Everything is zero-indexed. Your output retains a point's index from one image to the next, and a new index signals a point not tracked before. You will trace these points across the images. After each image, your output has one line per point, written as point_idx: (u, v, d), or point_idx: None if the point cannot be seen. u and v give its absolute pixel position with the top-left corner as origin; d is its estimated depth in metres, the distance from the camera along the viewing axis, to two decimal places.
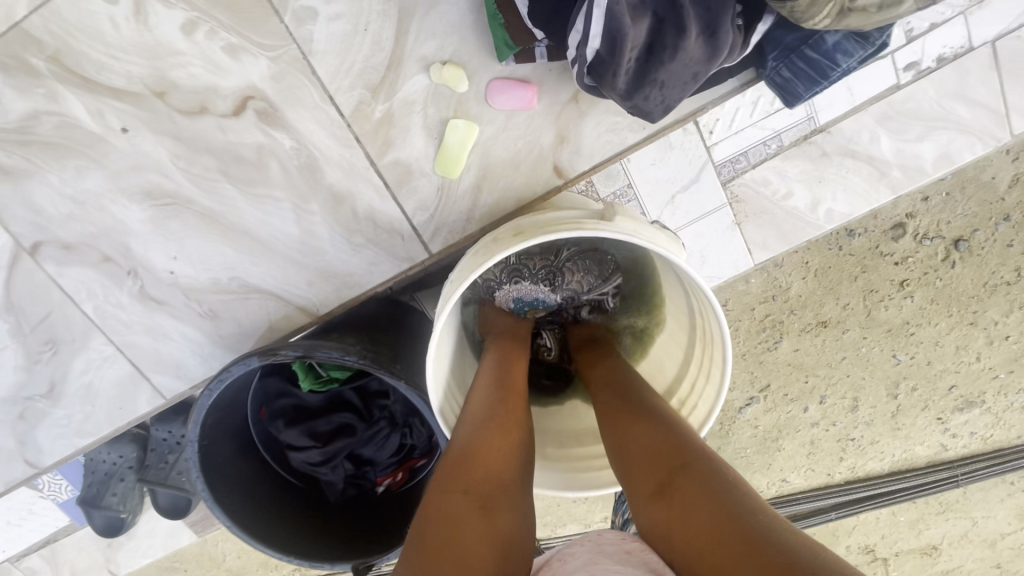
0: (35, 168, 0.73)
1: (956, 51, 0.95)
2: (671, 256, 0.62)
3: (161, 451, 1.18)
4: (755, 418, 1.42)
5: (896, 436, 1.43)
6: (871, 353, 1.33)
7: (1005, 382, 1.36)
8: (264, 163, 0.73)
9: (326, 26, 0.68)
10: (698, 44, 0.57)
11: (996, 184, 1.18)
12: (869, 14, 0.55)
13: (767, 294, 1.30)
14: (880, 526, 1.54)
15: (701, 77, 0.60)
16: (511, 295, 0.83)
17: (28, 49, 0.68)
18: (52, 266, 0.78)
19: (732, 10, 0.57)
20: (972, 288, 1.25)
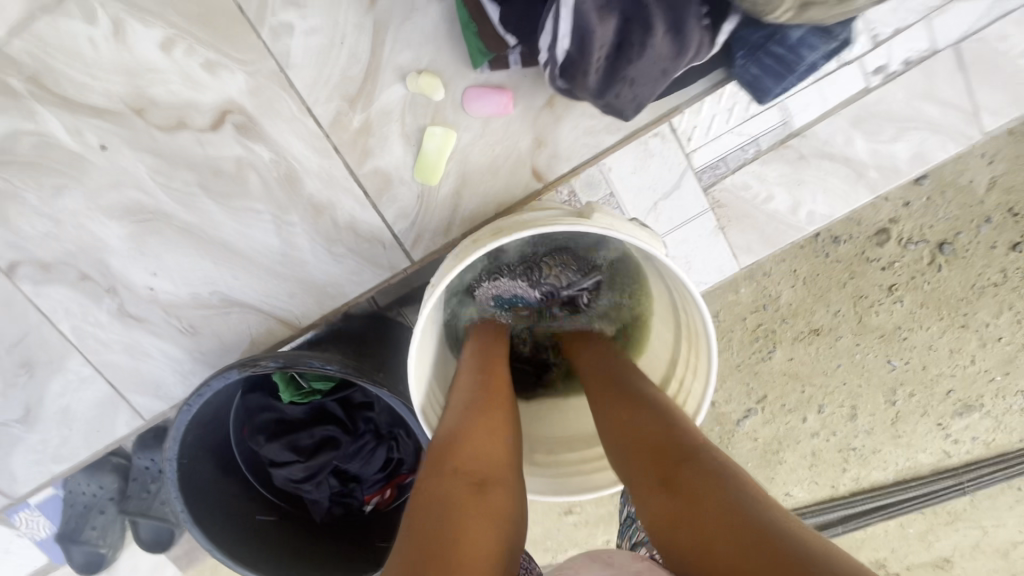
0: (13, 187, 0.73)
1: (922, 54, 0.97)
2: (650, 248, 0.64)
3: (143, 480, 1.14)
4: (754, 430, 1.36)
5: (896, 444, 1.34)
6: (865, 359, 1.28)
7: (1001, 384, 1.28)
8: (243, 176, 0.73)
9: (303, 41, 0.69)
10: (666, 41, 0.58)
11: (975, 187, 1.18)
12: (830, 5, 0.55)
13: (758, 303, 1.28)
14: (890, 542, 1.41)
15: (670, 74, 0.61)
16: (491, 293, 0.85)
17: (6, 69, 0.68)
18: (30, 287, 0.77)
19: (698, 7, 0.58)
20: (961, 291, 1.22)
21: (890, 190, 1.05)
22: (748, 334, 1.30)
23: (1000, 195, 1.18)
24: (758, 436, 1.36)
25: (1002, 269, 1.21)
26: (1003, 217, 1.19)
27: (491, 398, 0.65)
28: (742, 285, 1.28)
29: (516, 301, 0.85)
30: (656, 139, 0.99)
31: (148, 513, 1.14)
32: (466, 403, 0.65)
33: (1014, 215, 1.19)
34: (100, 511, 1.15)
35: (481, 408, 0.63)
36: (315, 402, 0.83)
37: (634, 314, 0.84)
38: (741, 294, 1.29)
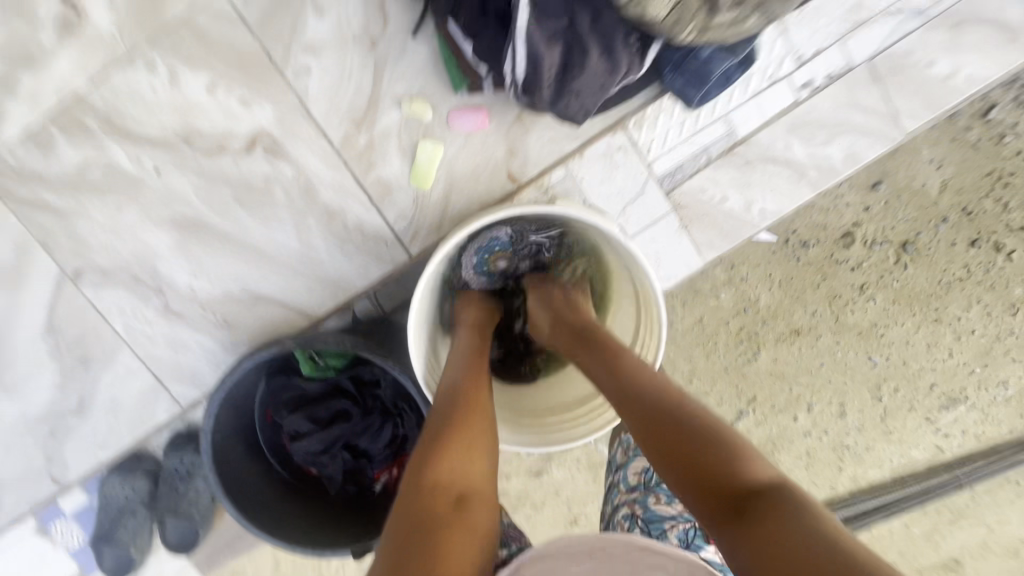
0: (82, 206, 0.89)
1: (837, 72, 1.14)
2: (601, 223, 0.79)
3: (173, 481, 1.23)
4: (748, 431, 1.52)
5: (889, 440, 1.53)
6: (847, 357, 1.48)
7: (982, 376, 1.48)
8: (270, 189, 0.89)
9: (319, 78, 0.86)
10: (600, 61, 0.76)
11: (928, 190, 1.40)
12: (724, 27, 0.73)
13: (739, 307, 1.46)
14: (897, 543, 1.58)
15: (608, 87, 0.77)
16: (474, 250, 0.96)
17: (85, 112, 0.86)
18: (91, 290, 0.92)
19: (624, 35, 0.75)
20: (929, 286, 1.43)
21: (829, 185, 1.19)
22: (732, 337, 1.48)
23: (952, 197, 1.39)
24: (752, 438, 1.51)
25: (964, 264, 1.42)
26: (958, 217, 1.40)
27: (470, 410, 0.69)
28: (722, 290, 1.45)
29: (494, 249, 0.96)
30: (620, 153, 1.14)
31: (177, 509, 1.23)
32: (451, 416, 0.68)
33: (967, 215, 1.40)
34: (133, 512, 1.22)
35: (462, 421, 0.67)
36: (330, 378, 0.96)
37: (606, 300, 0.97)
38: (724, 300, 1.46)
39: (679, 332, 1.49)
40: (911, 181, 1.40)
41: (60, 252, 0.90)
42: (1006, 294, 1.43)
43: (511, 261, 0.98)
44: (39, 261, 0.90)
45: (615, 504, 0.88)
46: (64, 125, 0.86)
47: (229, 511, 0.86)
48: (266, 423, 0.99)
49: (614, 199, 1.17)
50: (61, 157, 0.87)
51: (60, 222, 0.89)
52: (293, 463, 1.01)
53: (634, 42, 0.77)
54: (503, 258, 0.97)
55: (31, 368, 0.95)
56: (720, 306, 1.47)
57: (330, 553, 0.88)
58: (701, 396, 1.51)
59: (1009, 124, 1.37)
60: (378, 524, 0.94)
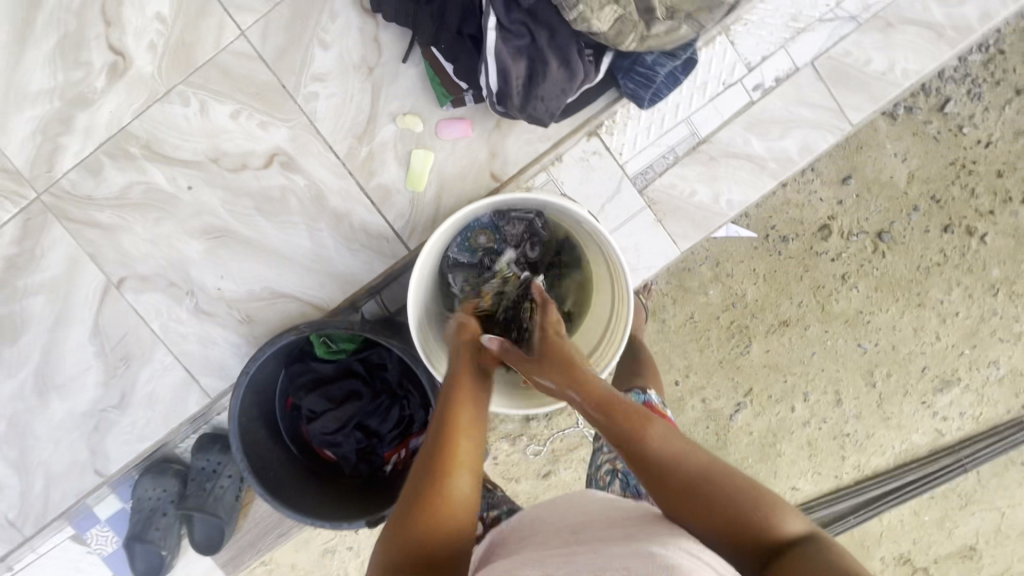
0: (126, 222, 1.03)
1: (787, 72, 1.27)
2: (570, 206, 0.90)
3: (200, 479, 1.24)
4: (747, 424, 1.57)
5: (888, 426, 1.59)
6: (837, 345, 1.54)
7: (971, 357, 1.56)
8: (286, 198, 1.03)
9: (325, 101, 1.01)
10: (559, 70, 0.90)
11: (897, 181, 1.48)
12: (660, 36, 0.90)
13: (727, 303, 1.52)
14: (907, 531, 1.64)
15: (568, 91, 0.91)
16: (459, 237, 1.08)
17: (129, 142, 1.01)
18: (133, 294, 1.05)
19: (578, 49, 0.91)
20: (909, 272, 1.51)
21: (788, 175, 1.30)
22: (724, 331, 1.52)
23: (919, 186, 1.48)
24: (752, 430, 1.57)
25: (940, 249, 1.50)
26: (927, 204, 1.49)
27: (452, 477, 0.66)
28: (710, 286, 1.50)
29: (473, 229, 1.08)
30: (595, 156, 1.25)
31: (204, 507, 1.23)
32: (435, 492, 0.65)
33: (936, 201, 1.49)
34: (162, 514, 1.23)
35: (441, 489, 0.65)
36: (342, 361, 1.08)
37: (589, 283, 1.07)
38: (712, 296, 1.51)
39: (672, 329, 1.52)
40: (879, 175, 1.48)
41: (107, 263, 1.04)
42: (984, 276, 1.52)
43: (492, 238, 1.10)
44: (89, 271, 1.04)
45: (599, 463, 0.97)
46: (112, 154, 1.02)
47: (255, 488, 0.95)
48: (286, 410, 1.09)
49: (593, 198, 1.26)
50: (109, 181, 1.02)
51: (107, 237, 1.03)
52: (311, 448, 1.10)
53: (588, 55, 0.93)
54: (483, 235, 1.09)
55: (79, 368, 1.07)
56: (709, 302, 1.52)
57: (346, 524, 0.96)
58: (699, 390, 1.55)
59: (964, 116, 1.47)
60: (389, 497, 1.01)
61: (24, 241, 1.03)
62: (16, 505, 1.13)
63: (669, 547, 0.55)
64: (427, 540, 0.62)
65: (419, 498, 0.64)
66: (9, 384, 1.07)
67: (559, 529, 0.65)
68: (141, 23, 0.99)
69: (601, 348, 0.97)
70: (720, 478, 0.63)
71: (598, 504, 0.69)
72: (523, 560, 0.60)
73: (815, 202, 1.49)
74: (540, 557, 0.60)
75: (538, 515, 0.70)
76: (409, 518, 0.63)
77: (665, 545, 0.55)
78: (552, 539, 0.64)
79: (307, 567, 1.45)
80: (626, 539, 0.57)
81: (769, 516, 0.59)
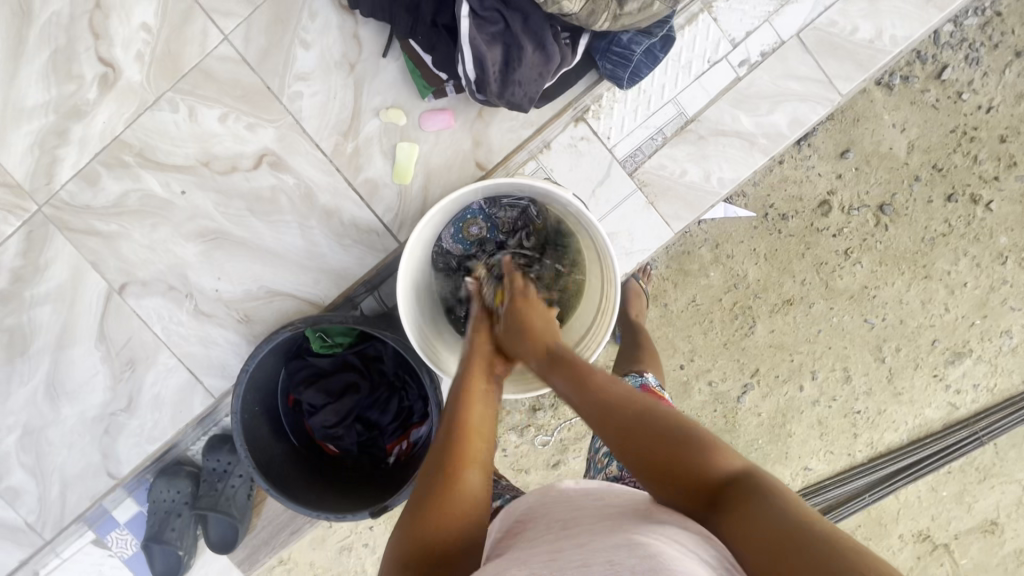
0: (125, 229, 1.06)
1: (773, 46, 1.26)
2: (553, 189, 0.90)
3: (211, 480, 1.27)
4: (755, 405, 1.56)
5: (900, 402, 1.57)
6: (844, 322, 1.53)
7: (983, 328, 1.54)
8: (276, 198, 1.05)
9: (308, 99, 1.03)
10: (535, 54, 0.92)
11: (896, 152, 1.46)
12: (633, 15, 0.92)
13: (729, 284, 1.51)
14: (925, 507, 1.62)
15: (545, 75, 0.94)
16: (452, 227, 1.09)
17: (123, 150, 1.04)
18: (135, 300, 1.08)
19: (552, 33, 0.93)
20: (913, 245, 1.49)
21: (780, 150, 1.27)
22: (727, 312, 1.51)
23: (920, 155, 1.46)
24: (761, 411, 1.56)
25: (945, 220, 1.48)
26: (929, 173, 1.47)
27: (466, 473, 0.65)
28: (710, 269, 1.50)
29: (468, 219, 1.09)
30: (583, 142, 1.22)
31: (217, 507, 1.25)
32: (448, 486, 0.64)
33: (938, 170, 1.47)
34: (178, 514, 1.25)
35: (455, 484, 0.64)
36: (338, 357, 1.10)
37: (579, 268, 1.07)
38: (713, 279, 1.50)
39: (675, 313, 1.51)
40: (877, 146, 1.46)
41: (108, 270, 1.07)
42: (991, 244, 1.49)
43: (484, 228, 1.11)
44: (92, 279, 1.07)
45: (598, 447, 0.99)
46: (107, 164, 1.04)
47: (260, 483, 0.96)
48: (288, 407, 1.11)
49: (584, 183, 1.24)
50: (105, 191, 1.05)
51: (107, 244, 1.06)
52: (314, 443, 1.12)
53: (564, 38, 0.95)
54: (476, 225, 1.10)
55: (88, 374, 1.10)
56: (711, 285, 1.51)
57: (351, 516, 0.97)
58: (705, 373, 1.54)
59: (963, 83, 1.45)
60: (392, 488, 1.02)
61: (29, 253, 1.06)
62: (36, 510, 1.16)
63: (657, 538, 0.53)
64: (441, 540, 0.60)
65: (433, 490, 0.63)
66: (22, 393, 1.11)
67: (549, 524, 0.63)
68: (128, 34, 1.02)
69: (590, 333, 0.97)
70: (657, 413, 0.66)
71: (588, 499, 0.67)
72: (512, 557, 0.58)
73: (814, 177, 1.47)
74: (527, 553, 0.57)
75: (530, 511, 0.68)
76: (423, 517, 0.62)
77: (654, 536, 0.53)
78: (541, 536, 0.62)
79: (325, 565, 1.47)
80: (613, 533, 0.56)
81: (701, 443, 0.62)
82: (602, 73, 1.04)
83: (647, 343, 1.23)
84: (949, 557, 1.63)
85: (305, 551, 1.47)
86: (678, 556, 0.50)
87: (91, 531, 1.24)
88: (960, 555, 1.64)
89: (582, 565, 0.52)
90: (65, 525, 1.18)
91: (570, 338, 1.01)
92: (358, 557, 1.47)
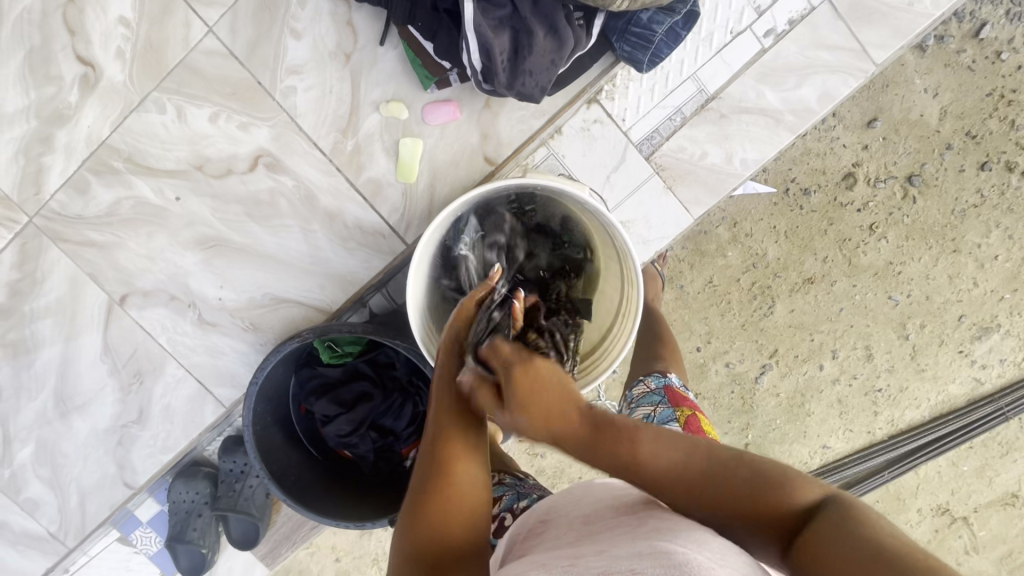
0: (120, 239, 1.02)
1: (802, 12, 1.14)
2: (569, 187, 0.83)
3: (229, 481, 1.21)
4: (773, 386, 1.50)
5: (923, 378, 1.50)
6: (866, 299, 1.45)
7: (1013, 302, 1.45)
8: (275, 201, 1.00)
9: (304, 95, 0.98)
10: (547, 40, 0.87)
11: (927, 120, 1.37)
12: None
13: (748, 263, 1.44)
14: (945, 482, 1.56)
15: (557, 62, 0.89)
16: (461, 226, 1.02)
17: (112, 156, 0.98)
18: (136, 311, 1.05)
19: (565, 15, 0.88)
20: (942, 218, 1.41)
21: (807, 128, 1.16)
22: (746, 293, 1.45)
23: (953, 121, 1.36)
24: (780, 391, 1.50)
25: (977, 190, 1.39)
26: (962, 141, 1.37)
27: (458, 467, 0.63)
28: (728, 249, 1.43)
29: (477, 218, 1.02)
30: (597, 125, 1.11)
31: (237, 507, 1.20)
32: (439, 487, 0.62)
33: (972, 138, 1.37)
34: (198, 514, 1.21)
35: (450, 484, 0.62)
36: (349, 364, 1.07)
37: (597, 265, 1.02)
38: (731, 259, 1.44)
39: (691, 295, 1.45)
40: (907, 114, 1.37)
41: (106, 282, 1.03)
42: None
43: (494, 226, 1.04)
44: (91, 291, 1.04)
45: None
46: (96, 170, 0.99)
47: (276, 493, 0.95)
48: (301, 414, 1.09)
49: (598, 170, 1.13)
50: (97, 199, 1.00)
51: (103, 255, 1.02)
52: (328, 449, 1.10)
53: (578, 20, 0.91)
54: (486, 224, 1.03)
55: (94, 387, 1.08)
56: (729, 265, 1.44)
57: (369, 523, 0.95)
58: (722, 355, 1.49)
59: (1003, 41, 1.34)
60: None
61: (24, 265, 1.02)
62: (58, 520, 1.16)
63: (682, 543, 0.50)
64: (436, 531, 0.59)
65: (430, 490, 0.62)
66: (31, 407, 1.09)
67: (573, 524, 0.60)
68: (106, 30, 0.95)
69: (611, 336, 0.91)
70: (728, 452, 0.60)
71: (603, 491, 0.64)
72: (529, 558, 0.55)
73: (838, 149, 1.38)
74: (546, 554, 0.55)
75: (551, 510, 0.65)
76: (418, 528, 0.60)
77: (680, 542, 0.50)
78: (561, 535, 0.59)
79: (347, 548, 1.43)
80: (637, 538, 0.52)
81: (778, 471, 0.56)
82: (620, 56, 1.01)
83: (666, 333, 1.16)
84: (968, 531, 1.58)
85: (327, 535, 1.43)
86: (706, 562, 0.47)
87: (115, 529, 1.22)
88: (979, 529, 1.59)
89: (602, 569, 0.49)
90: (87, 533, 1.18)
91: (590, 340, 0.96)
92: (379, 540, 1.43)
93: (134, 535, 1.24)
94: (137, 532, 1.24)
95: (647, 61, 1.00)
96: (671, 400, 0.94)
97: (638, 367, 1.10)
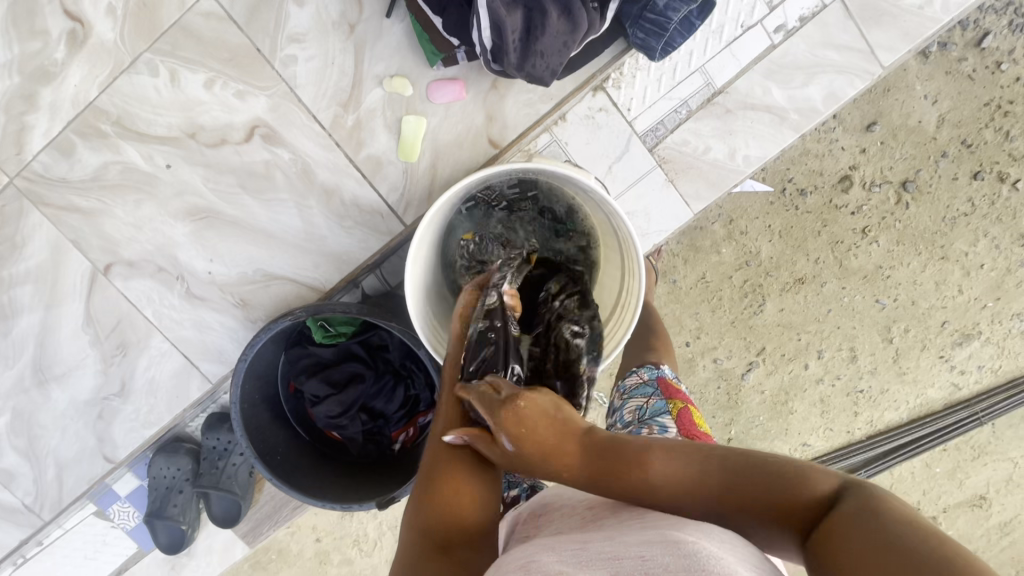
0: (105, 206, 0.98)
1: (813, 10, 1.13)
2: (573, 172, 0.81)
3: (211, 459, 1.19)
4: (759, 383, 1.52)
5: (904, 382, 1.53)
6: (854, 302, 1.47)
7: (995, 310, 1.48)
8: (271, 174, 0.97)
9: (305, 65, 0.94)
10: (561, 22, 0.85)
11: (926, 126, 1.37)
12: None
13: (741, 261, 1.44)
14: (918, 482, 1.60)
15: (570, 45, 0.88)
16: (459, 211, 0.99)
17: (99, 119, 0.94)
18: (121, 282, 1.01)
19: None
20: (933, 224, 1.42)
21: (811, 127, 1.16)
22: (737, 291, 1.45)
23: (951, 128, 1.37)
24: (764, 389, 1.52)
25: (968, 199, 1.41)
26: (957, 150, 1.38)
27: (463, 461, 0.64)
28: (723, 245, 1.43)
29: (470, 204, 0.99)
30: (601, 113, 1.09)
31: (219, 485, 1.18)
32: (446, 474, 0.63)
33: (968, 146, 1.38)
34: (179, 491, 1.18)
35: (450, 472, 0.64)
36: (342, 344, 1.05)
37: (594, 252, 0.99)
38: (725, 255, 1.44)
39: (684, 290, 1.46)
40: (906, 119, 1.37)
41: (90, 249, 1.00)
42: (1014, 225, 1.42)
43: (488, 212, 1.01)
44: (73, 259, 1.00)
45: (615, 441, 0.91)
46: (82, 132, 0.95)
47: (262, 473, 0.93)
48: (291, 392, 1.07)
49: (600, 159, 1.11)
50: (81, 162, 0.96)
51: (87, 221, 0.98)
52: (317, 431, 1.08)
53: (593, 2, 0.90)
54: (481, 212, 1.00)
55: (75, 357, 1.05)
56: (723, 261, 1.45)
57: (357, 506, 0.94)
58: (711, 351, 1.49)
59: (1004, 51, 1.34)
60: (400, 478, 0.98)
61: (3, 228, 0.97)
62: (33, 492, 1.13)
63: (687, 531, 0.49)
64: (447, 512, 0.61)
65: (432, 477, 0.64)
66: (7, 375, 1.05)
67: (575, 512, 0.60)
68: None
69: (610, 326, 0.90)
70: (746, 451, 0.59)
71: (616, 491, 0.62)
72: (537, 542, 0.55)
73: (836, 151, 1.39)
74: (555, 543, 0.54)
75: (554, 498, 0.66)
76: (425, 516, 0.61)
77: (688, 531, 0.50)
78: (566, 520, 0.59)
79: (328, 529, 1.39)
80: (642, 527, 0.52)
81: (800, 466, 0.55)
82: (633, 43, 1.00)
83: (659, 328, 1.15)
84: None
85: (308, 515, 1.38)
86: (718, 552, 0.46)
87: (92, 504, 1.18)
88: (946, 528, 1.63)
89: (612, 559, 0.48)
90: (64, 506, 1.15)
91: None
92: (360, 522, 1.40)
93: (112, 509, 1.21)
94: (115, 507, 1.21)
95: (658, 48, 0.99)
96: (665, 392, 0.93)
97: (631, 359, 1.09)
